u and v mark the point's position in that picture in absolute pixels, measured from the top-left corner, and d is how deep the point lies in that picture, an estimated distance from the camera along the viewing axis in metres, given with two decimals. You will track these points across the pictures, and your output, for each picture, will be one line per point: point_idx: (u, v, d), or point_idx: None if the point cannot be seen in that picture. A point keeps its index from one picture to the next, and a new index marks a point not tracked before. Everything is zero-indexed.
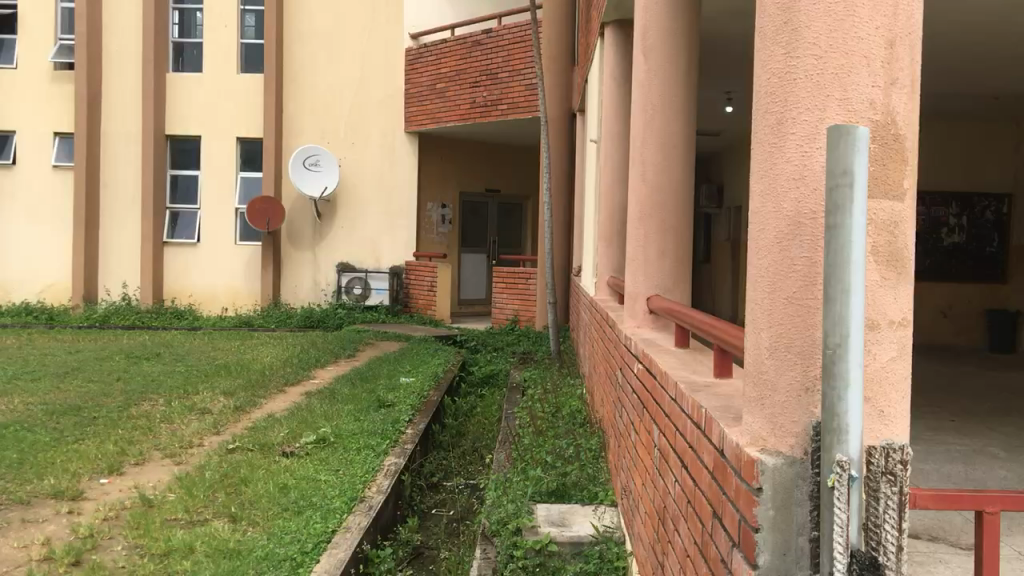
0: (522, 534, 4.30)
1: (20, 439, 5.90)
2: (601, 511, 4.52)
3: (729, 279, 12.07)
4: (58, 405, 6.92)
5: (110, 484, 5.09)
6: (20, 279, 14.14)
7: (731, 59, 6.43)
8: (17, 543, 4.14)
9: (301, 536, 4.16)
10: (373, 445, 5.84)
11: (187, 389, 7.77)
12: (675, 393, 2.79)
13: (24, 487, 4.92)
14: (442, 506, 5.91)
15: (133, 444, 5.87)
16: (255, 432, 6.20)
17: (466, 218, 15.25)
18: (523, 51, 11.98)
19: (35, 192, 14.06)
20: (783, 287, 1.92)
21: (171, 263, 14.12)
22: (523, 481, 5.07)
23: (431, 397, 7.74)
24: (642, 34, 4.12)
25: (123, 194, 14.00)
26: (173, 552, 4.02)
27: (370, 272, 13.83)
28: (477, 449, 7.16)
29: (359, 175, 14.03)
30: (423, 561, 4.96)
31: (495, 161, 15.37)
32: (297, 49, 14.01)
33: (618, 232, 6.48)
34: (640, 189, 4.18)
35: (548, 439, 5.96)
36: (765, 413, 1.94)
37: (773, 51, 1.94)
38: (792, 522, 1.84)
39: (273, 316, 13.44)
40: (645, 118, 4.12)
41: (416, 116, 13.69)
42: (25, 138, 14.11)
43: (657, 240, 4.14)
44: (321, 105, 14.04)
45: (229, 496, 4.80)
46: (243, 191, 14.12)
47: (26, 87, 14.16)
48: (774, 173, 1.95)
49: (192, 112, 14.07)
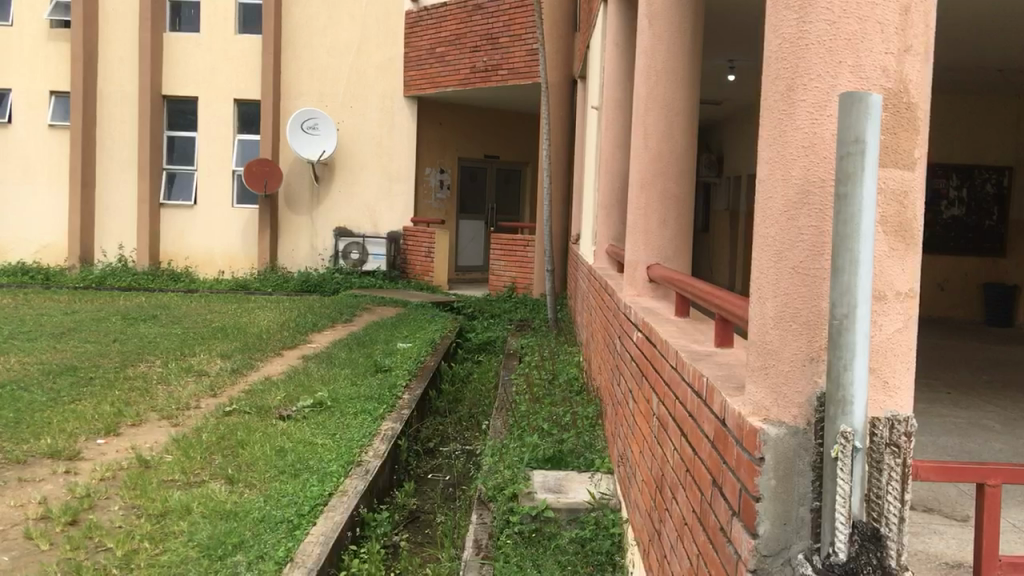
0: (519, 499, 4.30)
1: (17, 399, 5.88)
2: (597, 479, 4.54)
3: (728, 249, 12.03)
4: (55, 366, 6.92)
5: (108, 444, 5.11)
6: (16, 240, 14.09)
7: (736, 27, 6.35)
8: (14, 501, 4.15)
9: (298, 499, 4.16)
10: (370, 409, 5.87)
11: (184, 351, 7.74)
12: (675, 362, 2.78)
13: (20, 447, 4.92)
14: (438, 471, 5.94)
15: (130, 406, 5.86)
16: (253, 394, 6.22)
17: (465, 183, 15.15)
18: (524, 17, 11.88)
19: (31, 151, 13.97)
20: (789, 257, 1.90)
21: (167, 226, 14.06)
22: (519, 447, 5.09)
23: (428, 362, 7.78)
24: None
25: (119, 154, 13.89)
26: (170, 513, 4.03)
27: (367, 238, 13.80)
28: (473, 415, 7.17)
29: (358, 139, 13.94)
30: (419, 525, 4.99)
31: (495, 127, 15.26)
32: (295, 11, 13.84)
33: (619, 200, 6.41)
34: (642, 157, 4.13)
35: (545, 407, 5.98)
36: (768, 382, 1.93)
37: (785, 15, 1.90)
38: (793, 492, 1.84)
39: (271, 280, 13.46)
40: (648, 85, 4.06)
41: (415, 81, 13.58)
42: (21, 97, 13.97)
43: (658, 210, 4.11)
44: (319, 67, 13.89)
45: (226, 458, 4.81)
46: (239, 153, 14.03)
47: (22, 45, 13.99)
48: (783, 140, 1.92)
49: (190, 73, 13.92)
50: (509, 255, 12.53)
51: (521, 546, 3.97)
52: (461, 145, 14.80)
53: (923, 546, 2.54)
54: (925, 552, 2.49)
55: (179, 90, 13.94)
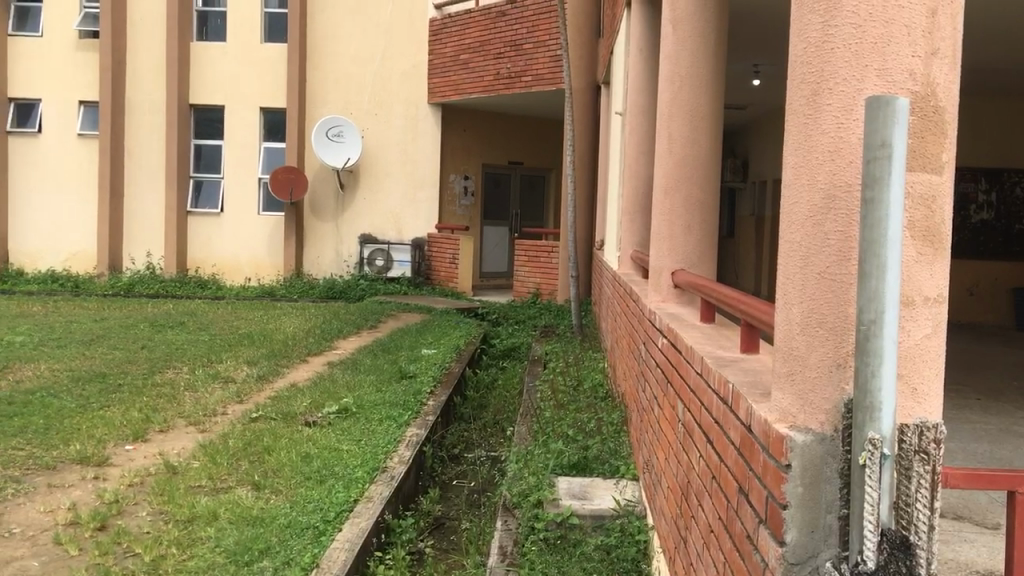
0: (544, 506, 4.30)
1: (47, 405, 5.95)
2: (623, 486, 4.52)
3: (753, 254, 11.97)
4: (85, 372, 6.99)
5: (136, 450, 5.15)
6: (46, 249, 14.28)
7: (760, 31, 6.33)
8: (43, 507, 4.19)
9: (324, 505, 4.18)
10: (395, 416, 5.88)
11: (211, 358, 7.81)
12: (701, 368, 2.77)
13: (50, 453, 4.98)
14: (464, 478, 5.94)
15: (158, 412, 5.92)
16: (279, 400, 6.26)
17: (489, 190, 15.16)
18: (547, 23, 11.89)
19: (61, 160, 14.15)
20: (816, 261, 1.88)
21: (195, 233, 14.18)
22: (544, 454, 5.08)
23: (453, 368, 7.78)
24: (670, 5, 4.06)
25: (147, 163, 14.04)
26: (198, 518, 4.06)
27: (392, 244, 13.88)
28: (498, 421, 7.17)
29: (382, 146, 14.01)
30: (445, 531, 4.99)
31: (519, 133, 15.29)
32: (320, 20, 13.95)
33: (644, 207, 6.42)
34: (666, 162, 4.12)
35: (570, 412, 5.98)
36: (795, 389, 1.92)
37: (811, 20, 1.89)
38: (820, 500, 1.81)
39: (297, 287, 13.55)
40: (672, 91, 4.05)
41: (439, 87, 13.63)
42: (51, 107, 14.16)
43: (683, 215, 4.10)
44: (344, 75, 13.99)
45: (253, 465, 4.84)
46: (266, 161, 14.15)
47: (51, 57, 14.18)
48: (809, 144, 1.91)
49: (216, 81, 14.06)
50: (533, 262, 12.53)
51: (546, 553, 3.96)
52: (485, 151, 14.82)
53: (954, 555, 2.50)
54: (955, 561, 2.46)
55: (206, 99, 14.08)
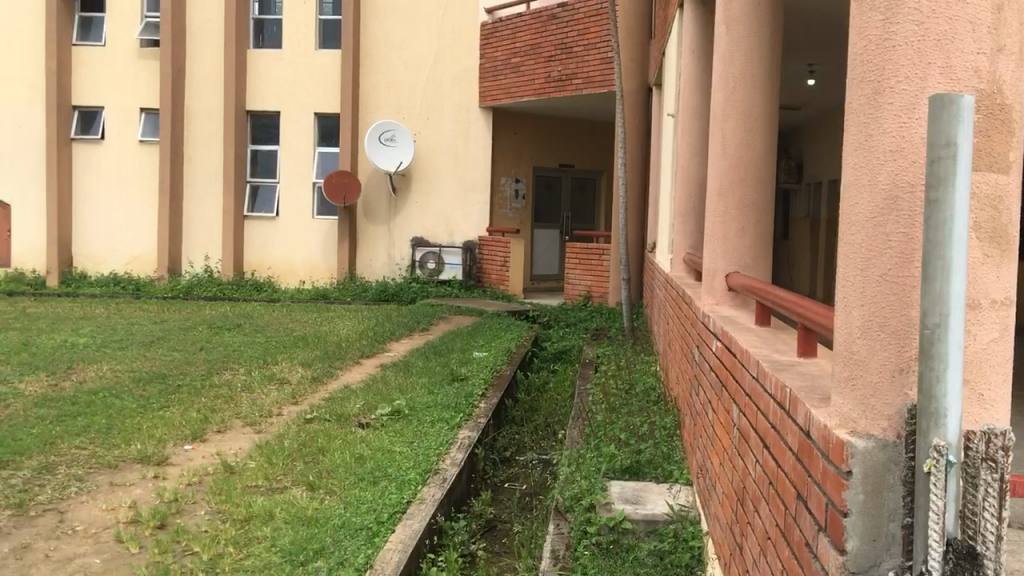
0: (596, 510, 4.28)
1: (109, 405, 6.09)
2: (676, 490, 4.48)
3: (808, 257, 11.79)
4: (145, 373, 7.14)
5: (194, 450, 5.25)
6: (108, 252, 14.63)
7: (815, 30, 6.23)
8: (106, 505, 4.29)
9: (378, 506, 4.22)
10: (447, 418, 5.90)
11: (267, 359, 7.93)
12: (756, 372, 2.73)
13: (112, 452, 5.09)
14: (515, 480, 5.94)
15: (216, 413, 6.02)
16: (333, 402, 6.32)
17: (540, 193, 15.16)
18: (599, 25, 11.85)
19: (122, 166, 14.49)
20: (877, 264, 1.85)
21: (251, 237, 14.42)
22: (596, 457, 5.05)
23: (504, 371, 7.78)
24: (724, 5, 4.02)
25: (205, 168, 14.31)
26: (254, 518, 4.12)
27: (443, 247, 13.95)
28: (550, 424, 7.17)
29: (434, 149, 14.09)
30: (497, 534, 4.99)
31: (570, 136, 15.26)
32: (373, 25, 14.09)
33: (696, 209, 6.36)
34: (720, 164, 4.08)
35: (622, 416, 5.94)
36: (855, 394, 1.88)
37: (871, 17, 1.85)
38: (883, 508, 1.78)
39: (350, 290, 13.69)
40: (726, 92, 4.01)
41: (490, 91, 13.67)
42: (113, 114, 14.51)
43: (737, 217, 4.05)
44: (397, 80, 14.11)
45: (307, 465, 4.89)
46: (320, 166, 14.33)
47: (113, 65, 14.51)
48: (870, 145, 1.87)
49: (271, 87, 14.28)
50: (584, 264, 12.49)
51: (599, 557, 3.94)
52: (536, 154, 14.82)
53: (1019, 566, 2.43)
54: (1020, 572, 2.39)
55: (262, 105, 14.30)
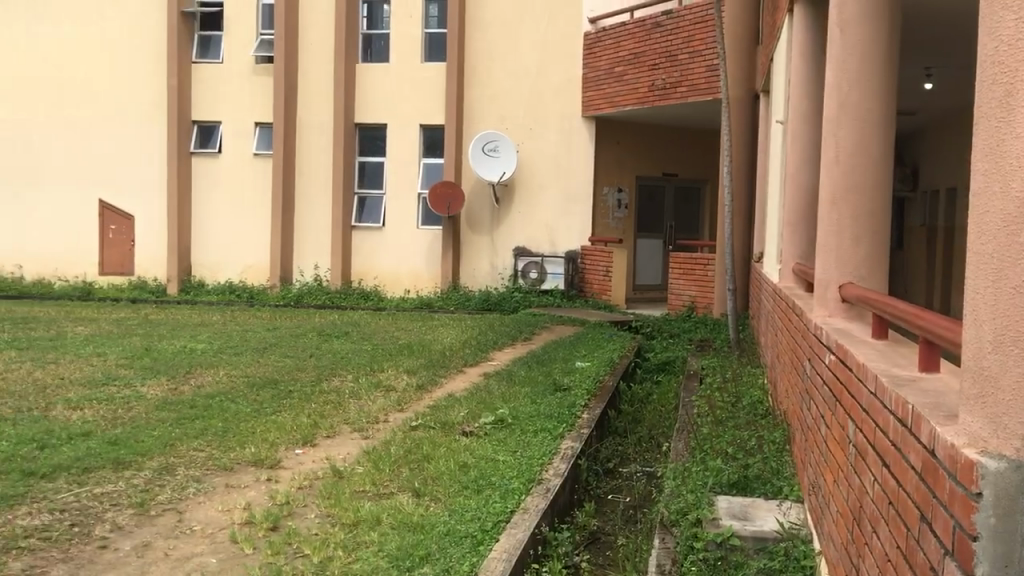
0: (703, 525, 4.20)
1: (224, 409, 6.32)
2: (786, 508, 4.36)
3: (924, 267, 11.33)
4: (259, 379, 7.37)
5: (305, 454, 5.39)
6: (224, 261, 15.21)
7: (934, 32, 5.99)
8: (222, 506, 4.44)
9: (482, 514, 4.24)
10: (550, 428, 5.89)
11: (374, 367, 8.09)
12: (874, 387, 2.63)
13: (228, 454, 5.28)
14: (619, 492, 5.89)
15: (325, 418, 6.17)
16: (437, 410, 6.39)
17: (643, 202, 15.03)
18: (704, 32, 11.69)
19: (238, 178, 15.04)
20: (1010, 276, 1.75)
21: (358, 246, 14.75)
22: (702, 471, 4.96)
23: (607, 382, 7.72)
24: (837, 7, 3.91)
25: (315, 180, 14.72)
26: (362, 522, 4.20)
27: (546, 257, 13.98)
28: (654, 437, 7.08)
29: (537, 159, 14.14)
30: (600, 546, 4.95)
31: (673, 145, 15.09)
32: (478, 38, 14.27)
33: (806, 219, 6.19)
34: (833, 172, 3.96)
35: (729, 429, 5.82)
36: (985, 413, 1.80)
37: (1003, 17, 1.76)
38: (1017, 532, 1.68)
39: (453, 299, 13.85)
40: (839, 97, 3.90)
41: (593, 101, 13.64)
42: (230, 129, 15.08)
43: (851, 227, 3.92)
44: (501, 91, 14.23)
45: (413, 472, 4.96)
46: (425, 176, 14.56)
47: (229, 81, 15.07)
48: (1001, 151, 1.78)
49: (379, 101, 14.60)
50: (688, 275, 12.32)
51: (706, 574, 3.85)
52: (639, 163, 14.71)
53: None
54: None
55: (370, 118, 14.64)
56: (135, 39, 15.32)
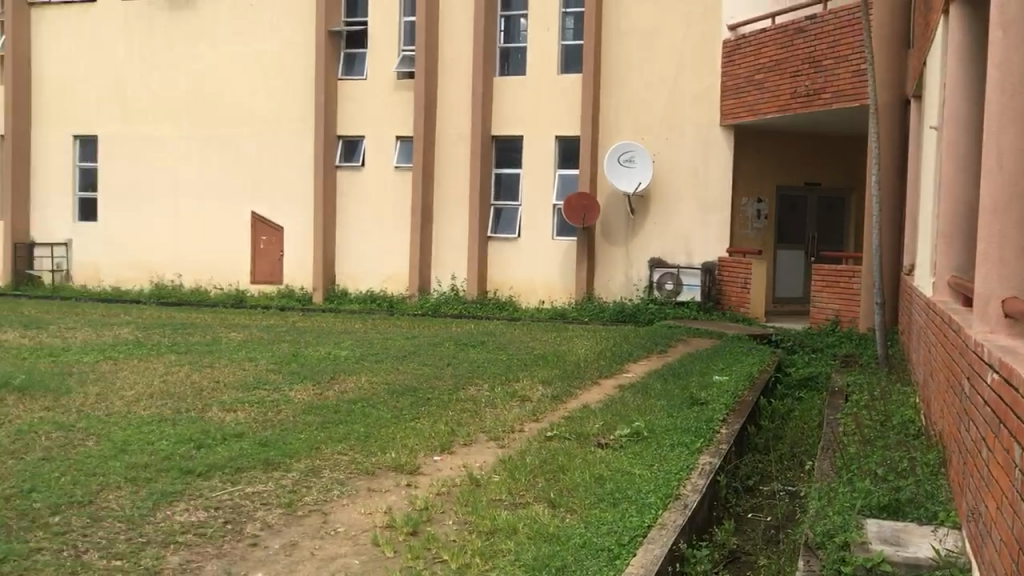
0: (850, 549, 4.03)
1: (366, 415, 6.50)
2: (942, 534, 4.12)
3: None
4: (399, 386, 7.55)
5: (443, 461, 5.48)
6: (365, 271, 15.69)
7: None
8: (364, 509, 4.57)
9: (619, 527, 4.20)
10: (688, 442, 5.78)
11: (509, 377, 8.15)
12: None
13: (370, 458, 5.43)
14: (759, 511, 5.73)
15: (462, 426, 6.26)
16: (572, 421, 6.38)
17: (784, 213, 14.60)
18: (851, 36, 11.28)
19: (379, 190, 15.50)
20: None
21: (494, 257, 14.94)
22: (849, 493, 4.76)
23: (746, 396, 7.52)
24: (999, 5, 3.70)
25: (453, 192, 15.01)
26: (499, 530, 4.23)
27: (682, 268, 13.77)
28: (796, 455, 6.85)
29: (673, 170, 13.97)
30: (740, 566, 4.82)
31: (816, 153, 14.60)
32: (614, 48, 14.23)
33: (963, 228, 5.86)
34: (995, 179, 3.76)
35: (878, 449, 5.56)
36: None
37: None
38: None
39: (588, 310, 13.83)
40: (1001, 100, 3.68)
41: (732, 109, 13.36)
42: (372, 143, 15.56)
43: (1015, 236, 3.71)
44: (637, 101, 14.13)
45: (549, 482, 4.96)
46: (560, 188, 14.62)
47: (371, 97, 15.55)
48: None
49: (516, 113, 14.75)
50: (832, 287, 11.87)
51: None
52: (780, 172, 14.30)
53: None
54: None
55: (506, 130, 14.82)
56: (285, 59, 16.02)
